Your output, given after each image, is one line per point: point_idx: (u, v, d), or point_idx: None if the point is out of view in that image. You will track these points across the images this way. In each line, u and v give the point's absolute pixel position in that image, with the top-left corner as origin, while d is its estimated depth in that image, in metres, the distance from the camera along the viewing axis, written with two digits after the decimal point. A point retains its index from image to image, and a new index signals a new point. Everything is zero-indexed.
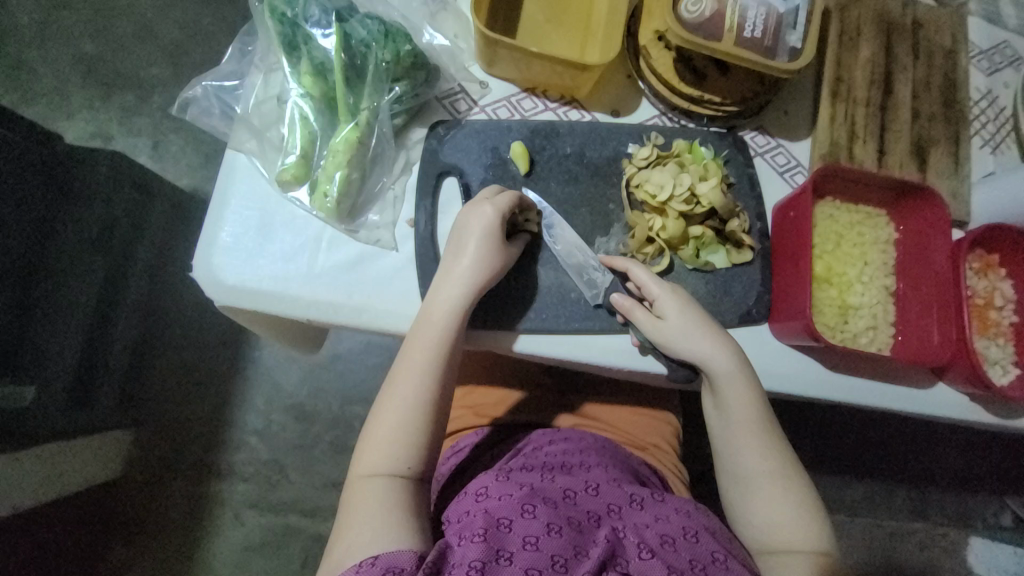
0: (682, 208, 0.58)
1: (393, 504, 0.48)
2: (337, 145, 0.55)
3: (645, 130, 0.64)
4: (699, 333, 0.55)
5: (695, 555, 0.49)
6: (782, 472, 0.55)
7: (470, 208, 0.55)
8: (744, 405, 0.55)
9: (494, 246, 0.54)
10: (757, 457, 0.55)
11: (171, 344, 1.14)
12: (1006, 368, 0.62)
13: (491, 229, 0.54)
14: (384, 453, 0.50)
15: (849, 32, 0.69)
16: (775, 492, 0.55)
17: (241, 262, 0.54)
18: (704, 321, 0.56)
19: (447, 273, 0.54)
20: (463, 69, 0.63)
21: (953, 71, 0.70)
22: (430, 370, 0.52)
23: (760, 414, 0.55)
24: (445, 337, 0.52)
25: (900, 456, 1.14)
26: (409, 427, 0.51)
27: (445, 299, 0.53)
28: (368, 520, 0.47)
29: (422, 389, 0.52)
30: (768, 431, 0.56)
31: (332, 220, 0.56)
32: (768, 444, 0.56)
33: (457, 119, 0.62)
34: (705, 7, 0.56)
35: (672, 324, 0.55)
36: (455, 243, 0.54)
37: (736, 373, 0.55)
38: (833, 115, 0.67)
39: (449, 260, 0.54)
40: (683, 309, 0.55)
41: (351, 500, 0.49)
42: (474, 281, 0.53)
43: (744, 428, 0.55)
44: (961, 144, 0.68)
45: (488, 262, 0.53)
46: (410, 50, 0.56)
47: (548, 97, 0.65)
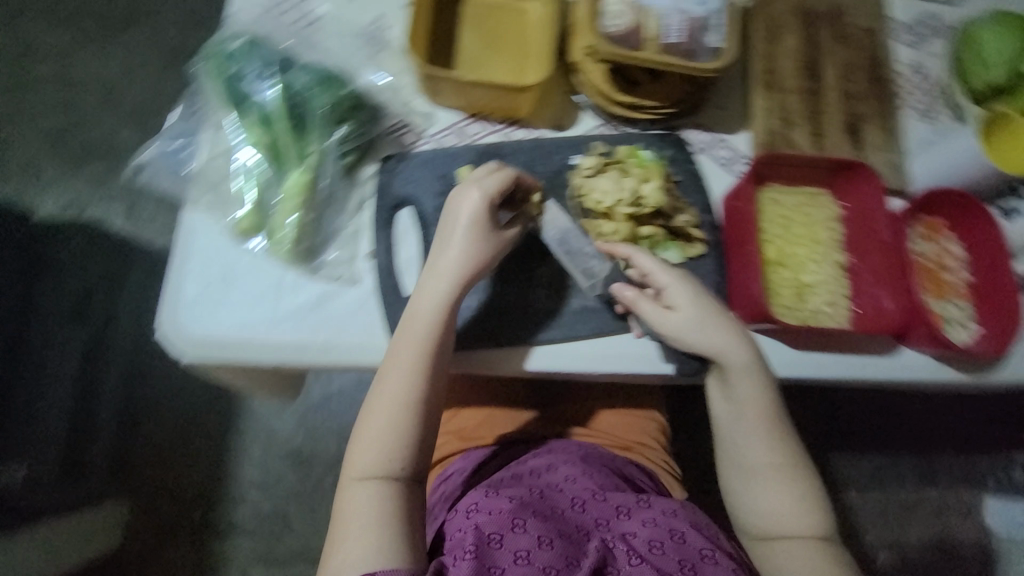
0: (629, 211, 0.60)
1: (386, 509, 0.51)
2: (287, 189, 0.57)
3: (587, 141, 0.66)
4: (707, 327, 0.57)
5: (684, 556, 0.52)
6: (785, 464, 0.59)
7: (457, 194, 0.57)
8: (749, 399, 0.58)
9: (481, 234, 0.55)
10: (760, 450, 0.59)
11: (159, 404, 1.13)
12: (967, 326, 0.64)
13: (478, 214, 0.55)
14: (376, 451, 0.52)
15: (772, 26, 0.72)
16: (778, 483, 0.59)
17: (207, 316, 0.56)
18: (715, 317, 0.57)
19: (436, 264, 0.55)
20: (406, 103, 0.65)
21: (875, 50, 0.73)
22: (420, 367, 0.53)
23: (767, 407, 0.58)
24: (433, 333, 0.54)
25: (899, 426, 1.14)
26: (399, 423, 0.53)
27: (432, 293, 0.54)
28: (360, 525, 0.50)
29: (411, 385, 0.53)
30: (772, 425, 0.59)
31: (293, 263, 0.58)
32: (771, 436, 0.59)
33: (405, 151, 0.63)
34: (624, 22, 0.59)
35: (681, 317, 0.57)
36: (443, 232, 0.56)
37: (746, 366, 0.57)
38: (766, 105, 0.70)
39: (437, 249, 0.56)
40: (694, 300, 0.57)
41: (344, 506, 0.52)
42: (462, 270, 0.55)
43: (750, 422, 0.59)
44: (893, 118, 0.71)
45: (476, 251, 0.55)
46: (348, 94, 0.60)
47: (492, 119, 0.67)
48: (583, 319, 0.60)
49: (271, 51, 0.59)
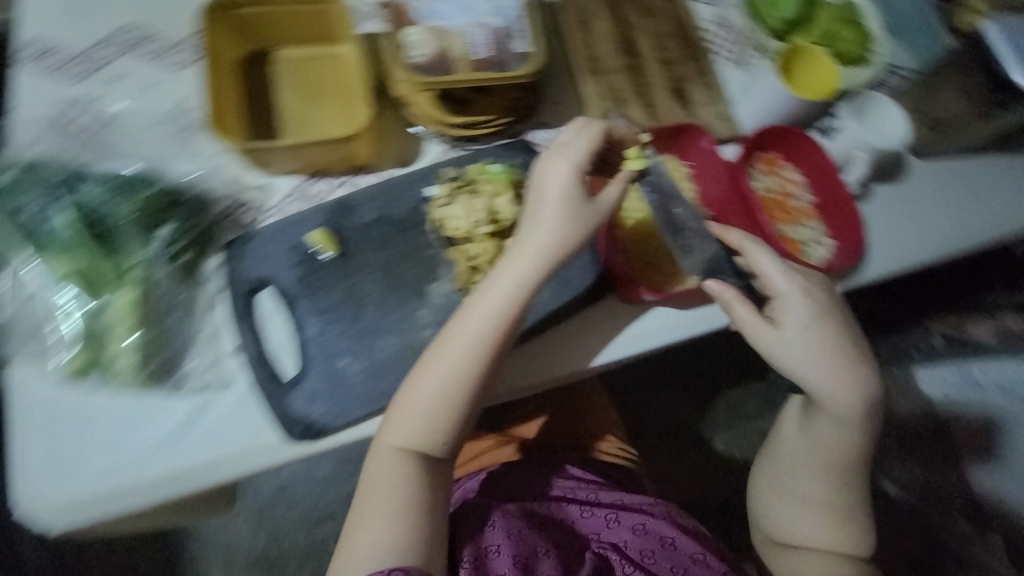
0: (490, 229, 0.60)
1: (412, 490, 0.52)
2: (115, 311, 0.53)
3: (435, 170, 0.65)
4: (801, 357, 0.59)
5: (674, 562, 0.67)
6: (836, 503, 0.66)
7: (545, 162, 0.57)
8: (819, 430, 0.64)
9: (576, 210, 0.55)
10: (806, 481, 0.67)
11: (97, 557, 1.05)
12: (822, 242, 0.69)
13: (570, 185, 0.56)
14: (415, 428, 0.53)
15: (580, 15, 0.75)
16: (827, 522, 0.67)
17: (63, 476, 0.50)
18: (823, 353, 0.59)
19: (529, 226, 0.56)
20: (237, 183, 0.61)
21: (679, 13, 0.78)
22: (483, 351, 0.53)
23: (834, 446, 0.63)
24: (500, 311, 0.54)
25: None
26: (449, 405, 0.53)
27: (510, 275, 0.54)
28: (385, 509, 0.51)
29: (473, 369, 0.53)
30: (841, 477, 0.65)
31: (151, 385, 0.53)
32: (823, 476, 0.66)
33: (247, 231, 0.60)
34: (428, 48, 0.59)
35: (790, 341, 0.60)
36: (530, 206, 0.56)
37: (835, 412, 0.61)
38: (595, 91, 0.72)
39: (527, 225, 0.56)
40: (807, 326, 0.60)
41: (370, 475, 0.53)
42: (550, 250, 0.55)
43: (812, 458, 0.66)
44: (711, 71, 0.75)
45: (568, 229, 0.55)
46: (154, 193, 0.56)
47: (333, 174, 0.64)
48: None
49: (56, 172, 0.56)
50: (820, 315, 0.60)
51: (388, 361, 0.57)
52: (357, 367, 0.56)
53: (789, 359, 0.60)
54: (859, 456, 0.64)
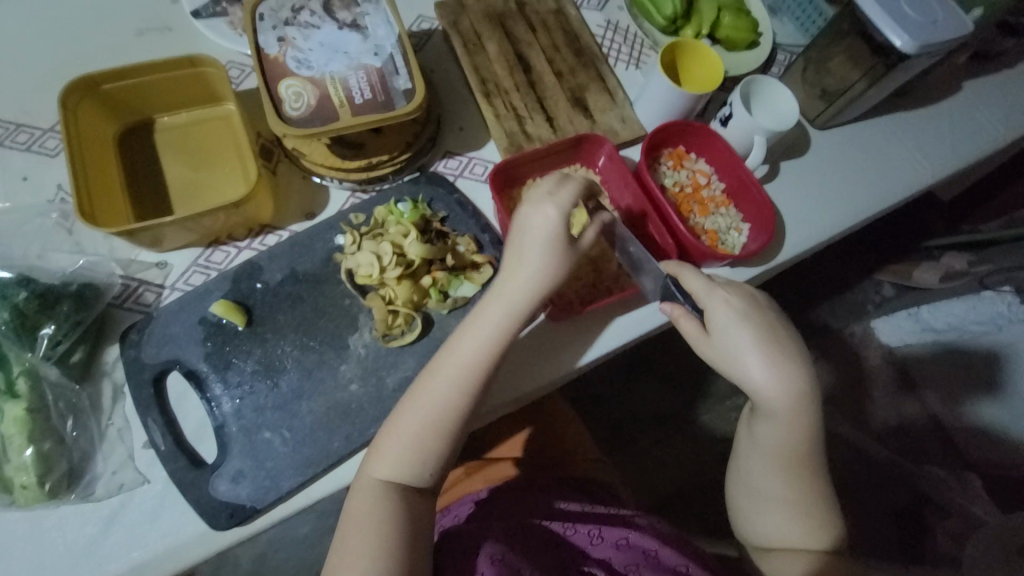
0: (401, 270, 0.58)
1: (396, 524, 0.50)
2: (3, 429, 0.48)
3: (342, 217, 0.64)
4: (740, 358, 0.56)
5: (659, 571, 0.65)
6: (805, 500, 0.61)
7: (532, 207, 0.55)
8: (770, 428, 0.58)
9: (563, 249, 0.54)
10: (780, 481, 0.61)
11: None
12: (739, 229, 0.70)
13: (555, 227, 0.54)
14: (400, 459, 0.51)
15: (471, 40, 0.75)
16: (788, 515, 0.62)
17: None
18: (765, 363, 0.56)
19: (509, 266, 0.55)
20: (129, 263, 0.59)
21: (569, 23, 0.79)
22: (468, 380, 0.53)
23: (793, 439, 0.58)
24: (486, 337, 0.54)
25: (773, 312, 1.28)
26: (435, 433, 0.52)
27: (496, 307, 0.54)
28: (366, 541, 0.49)
29: (459, 398, 0.53)
30: (799, 471, 0.60)
31: (52, 502, 0.49)
32: (794, 473, 0.60)
33: (148, 312, 0.57)
34: (306, 100, 0.57)
35: (714, 343, 0.58)
36: (514, 243, 0.55)
37: (775, 415, 0.57)
38: (495, 112, 0.72)
39: (512, 260, 0.55)
40: (737, 322, 0.57)
41: (353, 503, 0.51)
42: (538, 289, 0.54)
43: (772, 454, 0.60)
44: (607, 77, 0.76)
45: (557, 269, 0.54)
46: (31, 293, 0.51)
47: (236, 237, 0.63)
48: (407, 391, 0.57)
49: None
50: (743, 313, 0.57)
51: (311, 429, 0.54)
52: (281, 437, 0.54)
53: (727, 360, 0.57)
54: (813, 451, 0.59)
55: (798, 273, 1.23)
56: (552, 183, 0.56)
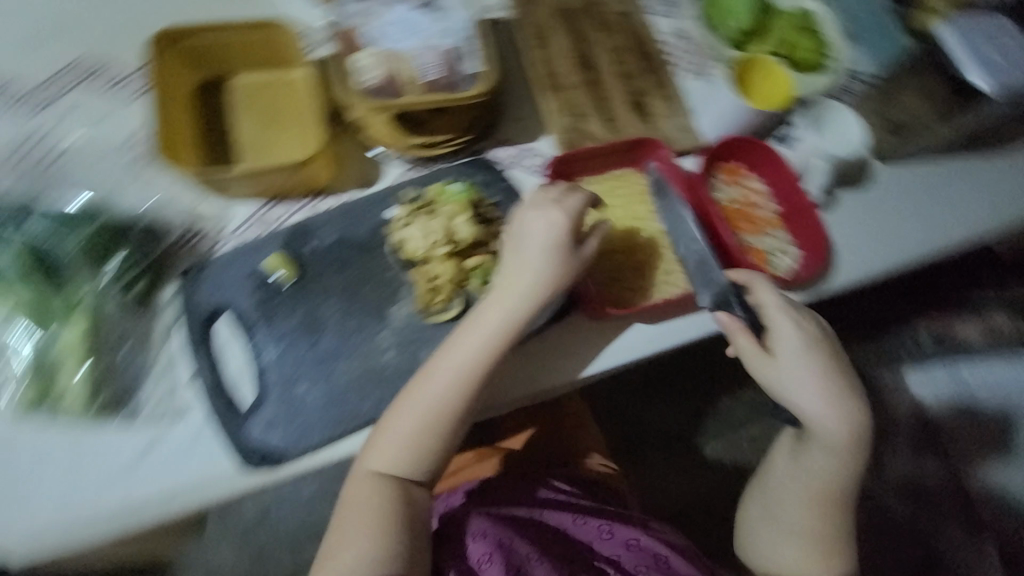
0: (448, 249, 0.59)
1: (389, 516, 0.52)
2: (63, 344, 0.53)
3: (396, 190, 0.65)
4: (802, 386, 0.56)
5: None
6: (829, 537, 0.62)
7: (539, 211, 0.57)
8: (817, 457, 0.59)
9: (564, 253, 0.56)
10: (808, 514, 0.61)
11: None
12: (789, 252, 0.69)
13: (557, 232, 0.56)
14: (397, 454, 0.52)
15: (538, 33, 0.76)
16: (808, 548, 0.62)
17: (19, 512, 0.50)
18: (830, 396, 0.56)
19: (513, 266, 0.56)
20: (193, 210, 0.61)
21: (638, 27, 0.78)
22: (463, 380, 0.53)
23: (833, 474, 0.59)
24: (490, 339, 0.54)
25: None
26: (430, 431, 0.53)
27: (498, 309, 0.55)
28: (358, 530, 0.51)
29: (455, 397, 0.53)
30: (830, 505, 0.61)
31: (100, 422, 0.52)
32: (824, 509, 0.61)
33: (204, 260, 0.59)
34: (378, 71, 0.59)
35: (782, 366, 0.57)
36: (514, 246, 0.57)
37: (829, 448, 0.58)
38: (554, 107, 0.72)
39: (511, 263, 0.57)
40: (806, 351, 0.56)
41: (349, 496, 0.53)
42: (534, 292, 0.56)
43: (810, 485, 0.60)
44: (670, 85, 0.76)
45: (559, 271, 0.56)
46: (106, 225, 0.56)
47: (293, 198, 0.65)
48: None
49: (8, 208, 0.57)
50: (814, 344, 0.57)
51: (341, 392, 0.56)
52: (313, 393, 0.55)
53: (784, 386, 0.57)
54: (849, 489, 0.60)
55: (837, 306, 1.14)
56: (556, 190, 0.59)
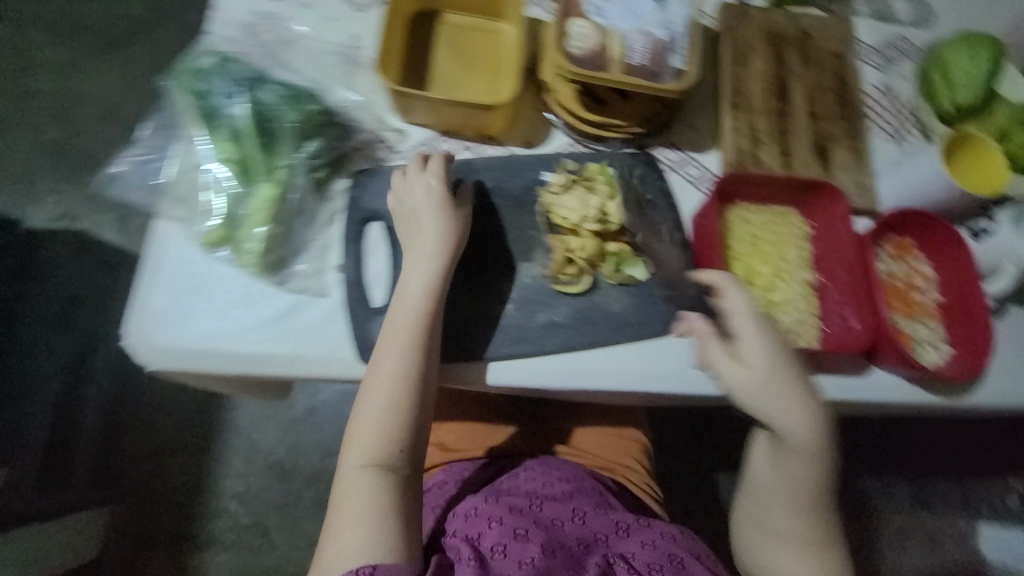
0: (595, 227, 0.60)
1: (381, 492, 0.53)
2: (255, 202, 0.58)
3: (557, 158, 0.67)
4: (782, 394, 0.57)
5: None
6: (810, 534, 0.61)
7: (410, 185, 0.60)
8: (792, 464, 0.60)
9: (449, 212, 0.59)
10: (799, 521, 0.61)
11: (144, 410, 1.17)
12: (939, 347, 0.65)
13: (440, 194, 0.59)
14: (369, 437, 0.54)
15: (741, 48, 0.73)
16: (802, 555, 0.61)
17: (173, 327, 0.57)
18: (796, 393, 0.58)
19: (413, 248, 0.58)
20: (379, 120, 0.66)
21: (845, 72, 0.75)
22: (410, 351, 0.55)
23: (813, 477, 0.60)
24: (415, 322, 0.55)
25: (874, 452, 1.20)
26: (394, 412, 0.54)
27: (418, 276, 0.57)
28: (355, 511, 0.52)
29: (408, 373, 0.55)
30: (810, 501, 0.61)
31: (259, 275, 0.58)
32: (812, 512, 0.61)
33: (377, 167, 0.64)
34: (590, 42, 0.60)
35: (754, 369, 0.57)
36: (405, 233, 0.59)
37: (802, 448, 0.58)
38: (735, 125, 0.70)
39: (408, 244, 0.59)
40: (767, 352, 0.57)
41: (341, 484, 0.54)
42: (441, 252, 0.57)
43: (791, 490, 0.61)
44: (860, 139, 0.72)
45: (445, 234, 0.58)
46: (319, 110, 0.61)
47: (465, 137, 0.68)
48: (552, 334, 0.61)
49: (243, 69, 0.60)
50: (784, 351, 0.58)
51: (458, 321, 0.61)
52: None
53: (755, 393, 0.57)
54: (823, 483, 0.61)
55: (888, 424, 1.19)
56: (414, 164, 0.60)
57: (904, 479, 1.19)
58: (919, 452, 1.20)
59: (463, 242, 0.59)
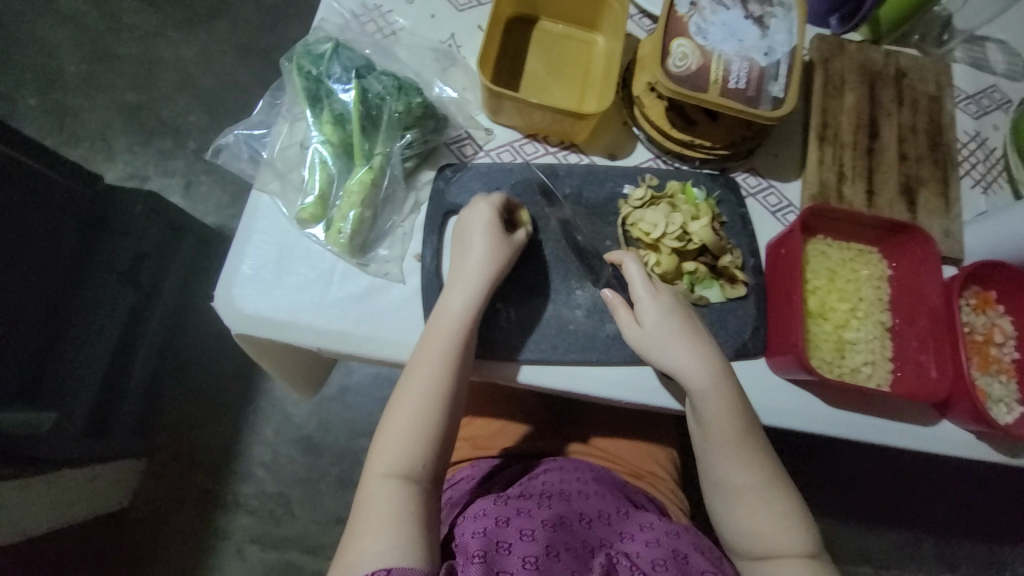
0: (675, 244, 0.61)
1: (403, 510, 0.50)
2: (351, 183, 0.61)
3: (639, 172, 0.67)
4: (671, 346, 0.57)
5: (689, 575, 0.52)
6: (763, 482, 0.56)
7: (468, 210, 0.61)
8: (710, 408, 0.56)
9: (497, 238, 0.59)
10: (743, 464, 0.56)
11: (188, 368, 1.23)
12: (1011, 407, 0.62)
13: (489, 221, 0.59)
14: (396, 451, 0.53)
15: (834, 81, 0.72)
16: (763, 506, 0.55)
17: (258, 295, 0.59)
18: (679, 328, 0.57)
19: (459, 270, 0.59)
20: (469, 118, 0.68)
21: (939, 115, 0.73)
22: (445, 368, 0.55)
23: (736, 416, 0.56)
24: (456, 344, 0.56)
25: (908, 505, 1.12)
26: (428, 427, 0.54)
27: (457, 297, 0.58)
28: (375, 524, 0.49)
29: (442, 390, 0.55)
30: (752, 444, 0.56)
31: (344, 254, 0.61)
32: (753, 448, 0.56)
33: (464, 162, 0.66)
34: (691, 62, 0.61)
35: (650, 326, 0.58)
36: (458, 251, 0.59)
37: (712, 390, 0.56)
38: (821, 158, 0.69)
39: (454, 264, 0.59)
40: (660, 308, 0.58)
41: (361, 499, 0.52)
42: (485, 273, 0.58)
43: (717, 435, 0.56)
44: (950, 185, 0.70)
45: (496, 256, 0.58)
46: (421, 102, 0.62)
47: (549, 142, 0.69)
48: (616, 345, 0.62)
49: (355, 56, 0.63)
50: (672, 303, 0.59)
51: (530, 322, 0.62)
52: (508, 312, 0.62)
53: (658, 348, 0.57)
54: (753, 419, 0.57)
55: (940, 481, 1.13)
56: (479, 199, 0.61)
57: (928, 535, 1.11)
58: (954, 508, 1.12)
59: (508, 267, 0.60)
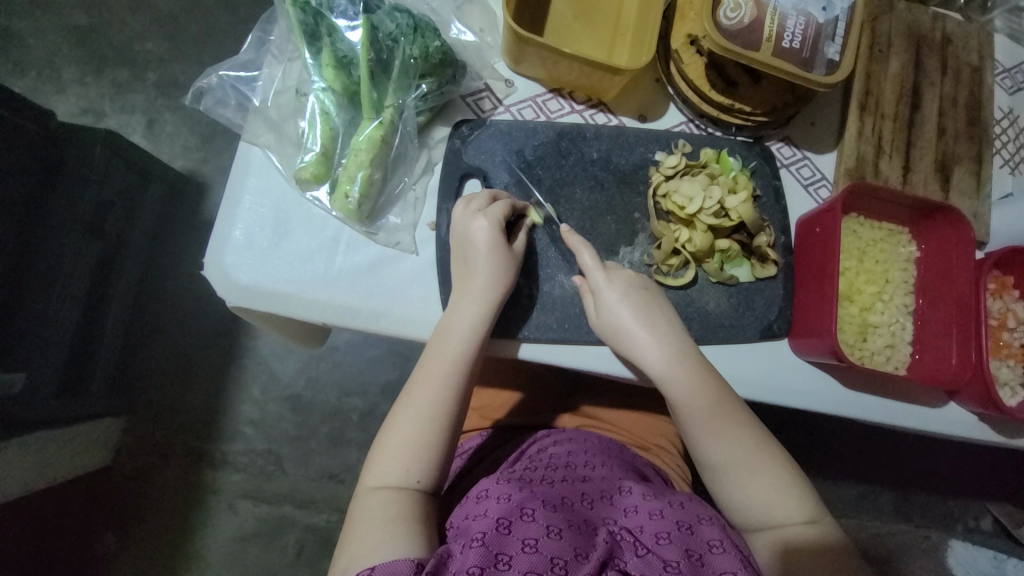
0: (711, 220, 0.57)
1: (404, 514, 0.49)
2: (360, 139, 0.54)
3: (673, 138, 0.62)
4: (632, 327, 0.55)
5: (692, 547, 0.50)
6: (742, 453, 0.54)
7: (461, 220, 0.55)
8: (678, 390, 0.54)
9: (503, 259, 0.54)
10: (727, 441, 0.54)
11: (165, 325, 1.16)
12: (1015, 390, 0.63)
13: (486, 238, 0.53)
14: (399, 454, 0.51)
15: (881, 44, 0.67)
16: (749, 479, 0.54)
17: (253, 263, 0.53)
18: (641, 311, 0.55)
19: (464, 288, 0.53)
20: (488, 67, 0.61)
21: (979, 87, 0.69)
22: (453, 380, 0.53)
23: (709, 395, 0.54)
24: (462, 351, 0.53)
25: (871, 460, 1.19)
26: (434, 436, 0.52)
27: (461, 314, 0.53)
28: (371, 530, 0.48)
29: (450, 404, 0.53)
30: (729, 417, 0.55)
31: (351, 221, 0.55)
32: (736, 425, 0.55)
33: (481, 118, 0.60)
34: (744, 13, 0.54)
35: (613, 308, 0.55)
36: (459, 269, 0.54)
37: (669, 369, 0.54)
38: (860, 129, 0.65)
39: (458, 282, 0.54)
40: (624, 289, 0.56)
41: (360, 506, 0.50)
42: (491, 295, 0.53)
43: (694, 415, 0.54)
44: (984, 163, 0.67)
45: (500, 279, 0.54)
46: (439, 47, 0.54)
47: (575, 98, 0.63)
48: None
49: None
50: (633, 283, 0.56)
51: (551, 299, 0.59)
52: (529, 288, 0.59)
53: (617, 330, 0.55)
54: (723, 394, 0.55)
55: (905, 442, 1.19)
56: (481, 200, 0.55)
57: (887, 486, 1.19)
58: (912, 465, 1.19)
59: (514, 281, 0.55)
